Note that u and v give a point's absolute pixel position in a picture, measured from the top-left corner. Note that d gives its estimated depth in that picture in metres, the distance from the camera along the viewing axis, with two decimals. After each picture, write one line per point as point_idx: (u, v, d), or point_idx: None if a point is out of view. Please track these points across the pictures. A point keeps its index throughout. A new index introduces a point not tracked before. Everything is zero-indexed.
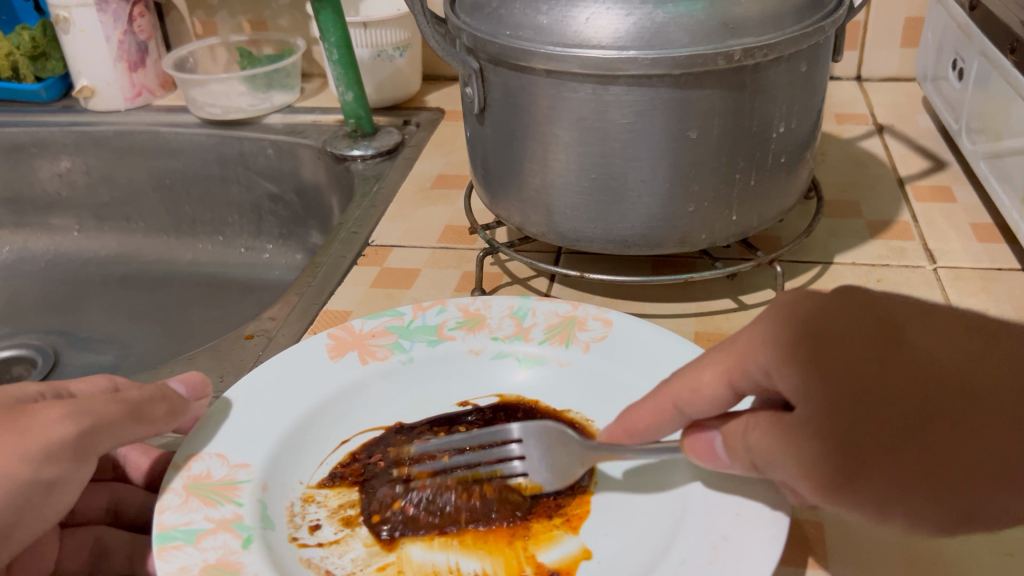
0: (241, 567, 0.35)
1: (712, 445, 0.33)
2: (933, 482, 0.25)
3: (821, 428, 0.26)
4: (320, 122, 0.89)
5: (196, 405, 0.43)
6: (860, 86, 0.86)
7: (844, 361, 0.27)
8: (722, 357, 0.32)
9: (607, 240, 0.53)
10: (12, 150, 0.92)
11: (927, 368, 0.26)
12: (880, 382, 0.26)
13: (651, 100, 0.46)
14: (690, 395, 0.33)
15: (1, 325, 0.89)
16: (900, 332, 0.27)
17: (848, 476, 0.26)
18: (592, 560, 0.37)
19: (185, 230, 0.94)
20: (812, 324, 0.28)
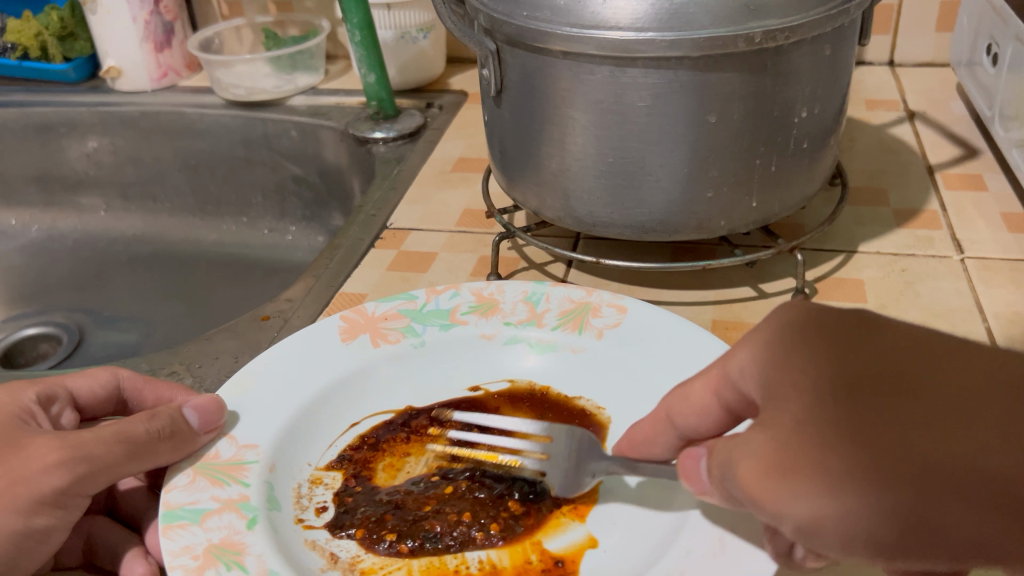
0: (244, 548, 0.35)
1: (699, 466, 0.29)
2: (890, 477, 0.23)
3: (795, 407, 0.25)
4: (343, 103, 0.88)
5: (202, 438, 0.40)
6: (892, 71, 0.84)
7: (868, 349, 0.25)
8: (709, 372, 0.32)
9: (624, 226, 0.52)
10: (40, 130, 0.93)
11: (891, 363, 0.24)
12: (885, 374, 0.24)
13: (669, 83, 0.45)
14: (679, 404, 0.33)
15: (30, 303, 0.91)
16: (874, 333, 0.26)
17: (789, 460, 0.24)
18: (597, 548, 0.37)
19: (210, 211, 0.94)
20: (791, 320, 0.28)
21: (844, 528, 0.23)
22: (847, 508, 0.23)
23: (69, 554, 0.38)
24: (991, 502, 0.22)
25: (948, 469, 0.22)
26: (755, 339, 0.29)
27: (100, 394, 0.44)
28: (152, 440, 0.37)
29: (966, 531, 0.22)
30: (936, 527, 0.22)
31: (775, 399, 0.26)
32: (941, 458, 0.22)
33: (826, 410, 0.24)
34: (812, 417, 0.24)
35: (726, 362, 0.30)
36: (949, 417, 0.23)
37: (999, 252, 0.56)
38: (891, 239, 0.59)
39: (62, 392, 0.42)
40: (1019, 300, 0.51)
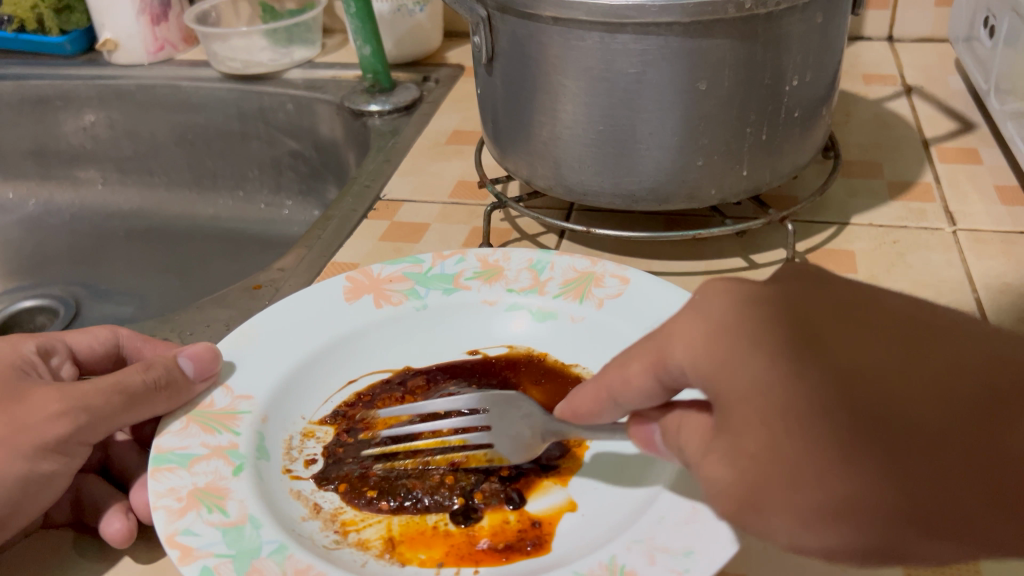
0: (228, 493, 0.35)
1: (652, 437, 0.31)
2: (859, 513, 0.22)
3: (756, 434, 0.23)
4: (340, 77, 0.88)
5: (197, 387, 0.40)
6: (891, 46, 0.84)
7: (813, 368, 0.23)
8: (647, 349, 0.28)
9: (614, 196, 0.52)
10: (37, 103, 0.93)
11: (841, 384, 0.23)
12: (837, 396, 0.23)
13: (660, 49, 0.45)
14: (620, 385, 0.30)
15: (28, 277, 0.91)
16: (819, 345, 0.24)
17: (759, 495, 0.23)
18: (576, 513, 0.36)
19: (207, 185, 0.94)
20: (733, 319, 0.25)
21: (815, 549, 0.23)
22: (821, 541, 0.23)
23: (59, 509, 0.38)
24: (961, 522, 0.21)
25: (918, 497, 0.21)
26: (693, 331, 0.26)
27: (98, 350, 0.44)
28: (149, 391, 0.38)
29: (938, 549, 0.22)
30: (905, 550, 0.22)
31: (731, 421, 0.24)
32: (911, 494, 0.21)
33: (789, 445, 0.23)
34: (776, 444, 0.23)
35: (663, 345, 0.27)
36: (909, 440, 0.22)
37: (992, 225, 0.56)
38: (883, 212, 0.58)
39: (61, 345, 0.42)
40: (1010, 271, 0.51)
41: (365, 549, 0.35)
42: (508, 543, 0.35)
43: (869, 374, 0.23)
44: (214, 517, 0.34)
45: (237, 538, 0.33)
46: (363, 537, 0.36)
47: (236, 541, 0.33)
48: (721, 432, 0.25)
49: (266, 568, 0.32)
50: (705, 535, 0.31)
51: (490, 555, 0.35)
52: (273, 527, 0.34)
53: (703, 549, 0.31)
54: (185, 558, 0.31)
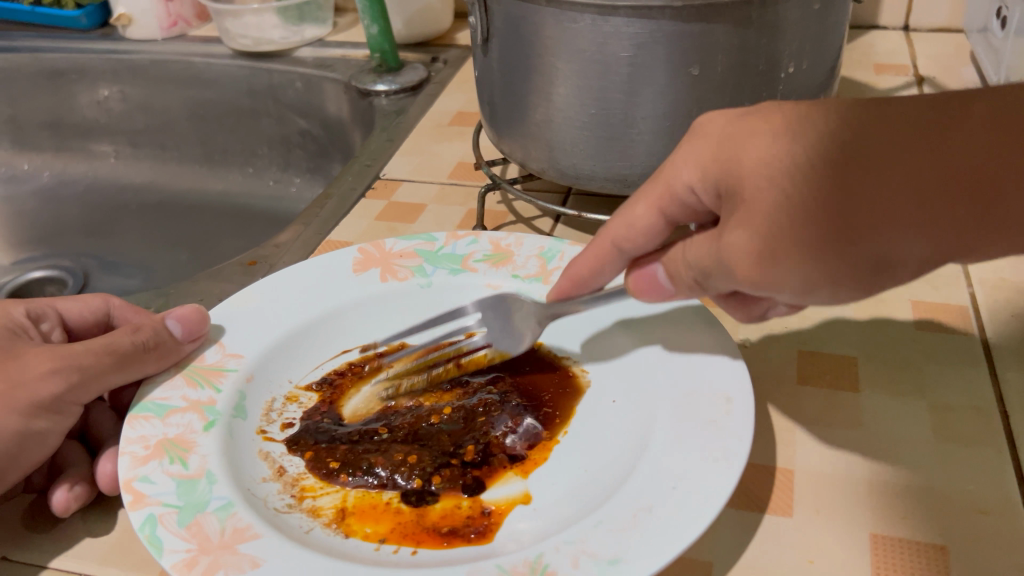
0: (193, 445, 0.36)
1: (653, 278, 0.36)
2: (856, 231, 0.27)
3: (766, 201, 0.29)
4: (349, 56, 0.88)
5: (188, 347, 0.42)
6: (905, 36, 0.83)
7: (799, 141, 0.29)
8: (651, 193, 0.35)
9: (606, 179, 0.52)
10: (53, 76, 0.94)
11: (823, 144, 0.28)
12: (825, 152, 0.28)
13: (651, 33, 0.45)
14: (625, 231, 0.37)
15: (41, 248, 0.92)
16: (803, 125, 0.29)
17: (775, 250, 0.29)
18: (528, 505, 0.35)
19: (217, 160, 0.94)
20: (721, 144, 0.31)
21: (824, 278, 0.28)
22: (829, 263, 0.28)
23: (36, 473, 0.38)
24: (931, 218, 0.27)
25: (899, 206, 0.27)
26: (690, 156, 0.33)
27: (89, 318, 0.43)
28: (138, 351, 0.40)
29: (920, 245, 0.27)
30: (894, 253, 0.27)
31: (742, 198, 0.30)
32: (867, 199, 0.27)
33: (780, 197, 0.28)
34: (786, 206, 0.28)
35: (672, 176, 0.34)
36: (884, 168, 0.27)
37: None
38: None
39: (50, 312, 0.42)
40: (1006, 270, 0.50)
41: (315, 516, 0.35)
42: (452, 527, 0.34)
43: (830, 134, 0.28)
44: (173, 467, 0.34)
45: (189, 490, 0.33)
46: (316, 505, 0.36)
47: (187, 493, 0.33)
48: (734, 213, 0.30)
49: (207, 523, 0.31)
50: (639, 546, 0.30)
51: (432, 537, 0.34)
52: (227, 484, 0.33)
53: (629, 558, 0.29)
54: (135, 504, 0.32)
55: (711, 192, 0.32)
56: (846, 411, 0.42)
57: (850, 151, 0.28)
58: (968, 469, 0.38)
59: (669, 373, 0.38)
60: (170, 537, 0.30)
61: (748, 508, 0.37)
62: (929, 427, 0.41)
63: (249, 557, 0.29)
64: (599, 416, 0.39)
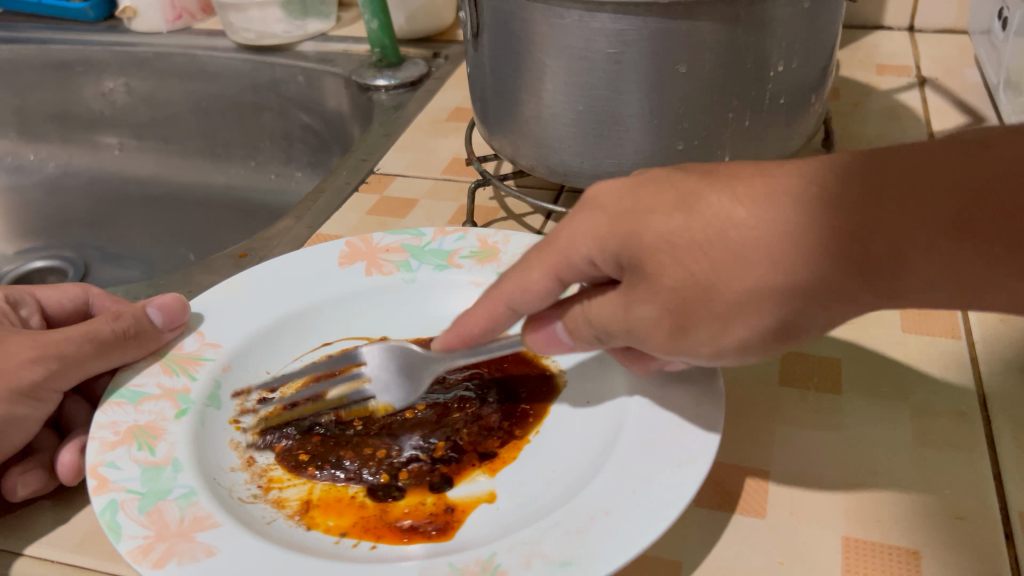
0: (162, 432, 0.37)
1: (554, 334, 0.34)
2: (759, 307, 0.26)
3: (670, 279, 0.28)
4: (351, 50, 0.88)
5: (168, 335, 0.42)
6: (910, 37, 0.82)
7: (701, 213, 0.27)
8: (546, 255, 0.31)
9: (594, 176, 0.51)
10: (59, 68, 0.94)
11: (729, 222, 0.26)
12: (727, 232, 0.26)
13: (639, 30, 0.44)
14: (519, 295, 0.33)
15: (45, 238, 0.93)
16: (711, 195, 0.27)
17: (691, 316, 0.28)
18: (492, 504, 0.35)
19: (220, 153, 0.95)
20: (619, 216, 0.29)
21: (739, 344, 0.28)
22: (739, 333, 0.27)
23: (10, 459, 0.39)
24: (838, 295, 0.25)
25: (801, 285, 0.25)
26: (590, 225, 0.30)
27: (68, 306, 0.43)
28: (118, 340, 0.40)
29: (827, 316, 0.26)
30: (803, 321, 0.26)
31: (645, 271, 0.28)
32: (768, 279, 0.26)
33: (681, 277, 0.27)
34: (688, 283, 0.27)
35: (566, 249, 0.31)
36: (789, 249, 0.25)
37: None
38: None
39: (29, 300, 0.42)
40: None
41: (279, 508, 0.35)
42: (414, 521, 0.34)
43: (740, 210, 0.26)
44: (140, 454, 0.35)
45: (153, 477, 0.34)
46: (282, 497, 0.36)
47: (151, 480, 0.33)
48: (638, 286, 0.29)
49: (167, 510, 0.32)
50: (591, 550, 0.29)
51: (392, 532, 0.34)
52: (192, 473, 0.34)
53: (582, 561, 0.29)
54: (99, 488, 0.33)
55: (614, 266, 0.30)
56: (825, 412, 0.42)
57: (817, 194, 0.25)
58: (946, 474, 0.38)
59: (645, 378, 0.38)
60: (128, 522, 0.31)
61: (720, 507, 0.37)
62: (910, 431, 0.40)
63: (205, 545, 0.30)
64: (571, 416, 0.39)
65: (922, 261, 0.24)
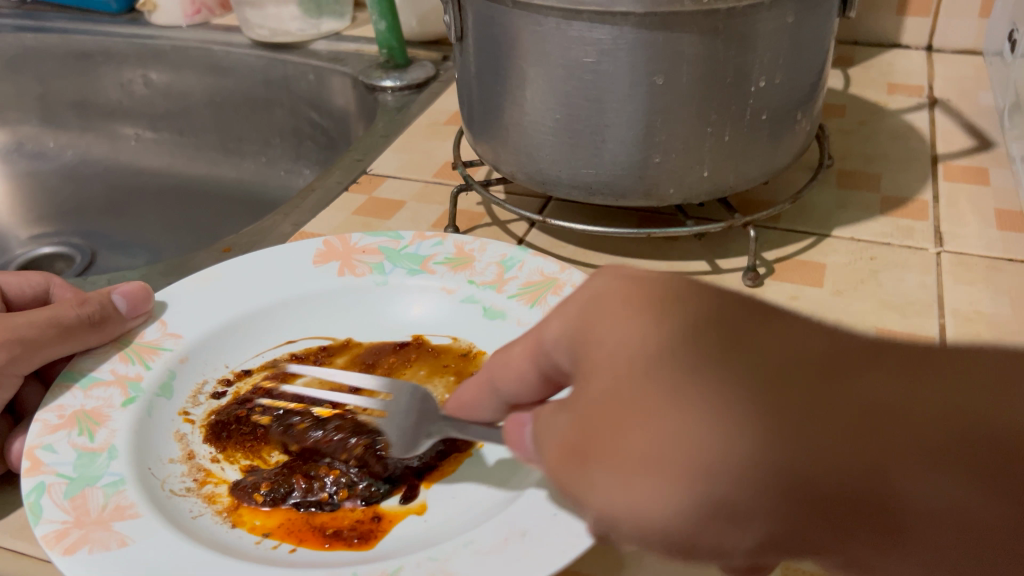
0: (106, 420, 0.38)
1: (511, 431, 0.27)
2: (680, 468, 0.20)
3: (610, 381, 0.22)
4: (363, 51, 0.89)
5: (130, 322, 0.43)
6: (928, 57, 0.80)
7: (675, 329, 0.22)
8: (531, 333, 0.28)
9: (571, 186, 0.51)
10: (80, 58, 0.96)
11: (708, 347, 0.21)
12: (700, 363, 0.21)
13: (615, 40, 0.44)
14: (504, 369, 0.30)
15: (58, 225, 0.95)
16: (695, 312, 0.22)
17: (595, 439, 0.21)
18: (419, 517, 0.36)
19: (232, 148, 0.95)
20: (596, 299, 0.25)
21: (631, 522, 0.21)
22: (638, 499, 0.20)
23: None
24: (782, 502, 0.19)
25: (750, 459, 0.19)
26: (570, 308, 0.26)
27: (29, 293, 0.44)
28: (82, 325, 0.41)
29: (753, 527, 0.20)
30: (722, 519, 0.20)
31: (590, 376, 0.23)
32: (718, 435, 0.20)
33: (625, 388, 0.21)
34: (623, 395, 0.21)
35: (545, 326, 0.27)
36: (759, 414, 0.20)
37: (981, 250, 0.53)
38: (869, 226, 0.56)
39: None
40: (985, 302, 0.48)
41: (210, 503, 0.37)
42: (337, 530, 0.36)
43: (726, 344, 0.21)
44: (79, 439, 0.37)
45: (87, 463, 0.36)
46: (215, 492, 0.38)
47: (84, 466, 0.35)
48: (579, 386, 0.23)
49: (93, 497, 0.34)
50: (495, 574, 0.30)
51: (315, 537, 0.35)
52: (126, 462, 0.36)
53: None
54: (32, 470, 0.35)
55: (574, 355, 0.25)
56: None
57: (815, 366, 0.20)
58: None
59: None
60: (51, 506, 0.33)
61: None
62: None
63: (119, 535, 0.32)
64: None
65: (848, 510, 0.19)
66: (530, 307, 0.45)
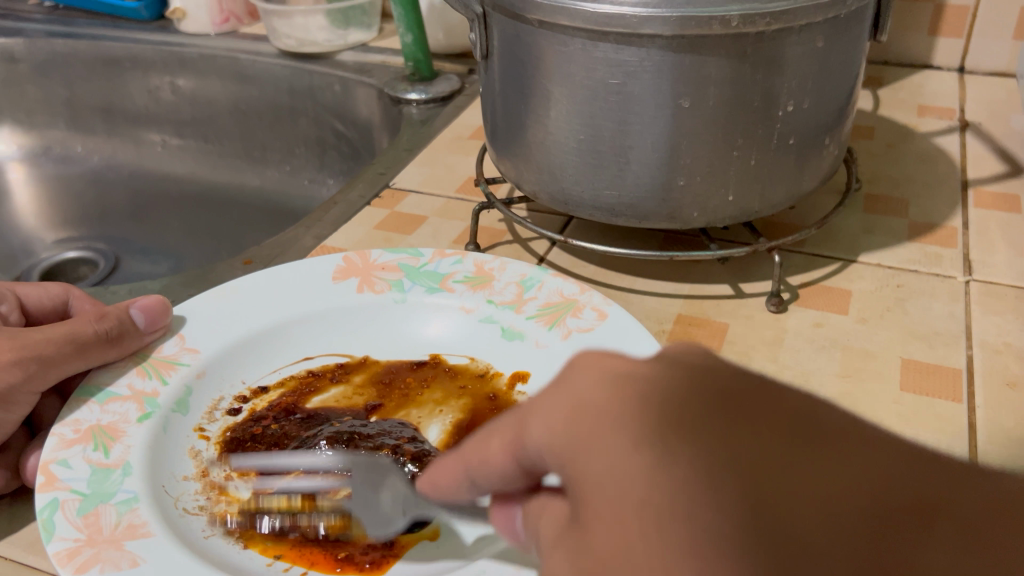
0: (122, 436, 0.38)
1: (513, 521, 0.26)
2: None
3: (616, 536, 0.20)
4: (389, 62, 0.89)
5: (148, 336, 0.43)
6: (960, 78, 0.79)
7: (679, 468, 0.20)
8: (505, 425, 0.25)
9: (594, 207, 0.50)
10: (109, 64, 0.97)
11: (710, 484, 0.19)
12: (717, 519, 0.19)
13: (641, 61, 0.43)
14: (476, 464, 0.26)
15: (84, 228, 0.96)
16: (691, 433, 0.20)
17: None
18: (433, 542, 0.36)
19: (256, 156, 0.96)
20: (584, 405, 0.22)
21: None
22: None
23: None
24: None
25: None
26: (547, 407, 0.23)
27: (47, 304, 0.45)
28: (99, 341, 0.41)
29: None
30: None
31: (586, 513, 0.21)
32: None
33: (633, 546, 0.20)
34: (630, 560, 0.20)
35: (523, 423, 0.23)
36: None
37: (1011, 279, 0.52)
38: (896, 252, 0.55)
39: (10, 297, 0.43)
40: (1014, 333, 0.47)
41: (223, 522, 0.37)
42: (348, 554, 0.36)
43: (735, 479, 0.19)
44: (94, 455, 0.37)
45: (101, 480, 0.36)
46: (228, 510, 0.38)
47: (98, 483, 0.35)
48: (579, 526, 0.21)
49: (106, 514, 0.34)
50: None
51: (327, 561, 0.35)
52: (140, 479, 0.36)
53: None
54: (45, 486, 0.35)
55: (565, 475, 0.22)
56: None
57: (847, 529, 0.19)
58: None
59: None
60: (64, 524, 0.33)
61: None
62: None
63: (130, 554, 0.32)
64: None
65: None
66: (549, 329, 0.45)
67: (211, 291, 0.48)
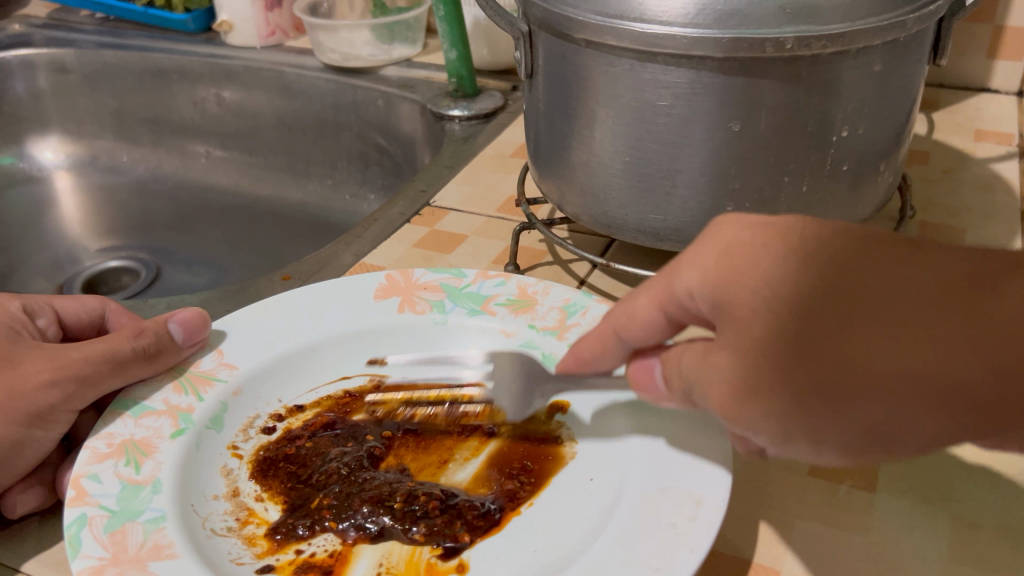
0: (154, 451, 0.38)
1: (651, 374, 0.31)
2: (836, 384, 0.22)
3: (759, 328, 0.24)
4: (433, 78, 0.89)
5: (185, 350, 0.43)
6: (1019, 102, 0.76)
7: (809, 269, 0.24)
8: (655, 283, 0.30)
9: (638, 231, 0.49)
10: (157, 76, 0.98)
11: (832, 279, 0.24)
12: (844, 297, 0.23)
13: (691, 83, 0.42)
14: (626, 321, 0.32)
15: (127, 237, 0.97)
16: (811, 256, 0.25)
17: (756, 375, 0.24)
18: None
19: (300, 170, 0.96)
20: (731, 250, 0.27)
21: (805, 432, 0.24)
22: (806, 418, 0.23)
23: None
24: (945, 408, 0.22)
25: (900, 378, 0.22)
26: (702, 257, 0.28)
27: (84, 317, 0.45)
28: (136, 358, 0.40)
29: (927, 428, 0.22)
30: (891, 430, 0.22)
31: (732, 321, 0.25)
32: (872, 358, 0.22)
33: (770, 334, 0.24)
34: (774, 339, 0.24)
35: (673, 275, 0.29)
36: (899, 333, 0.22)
37: None
38: None
39: (47, 310, 0.43)
40: None
41: (249, 546, 0.36)
42: None
43: (850, 267, 0.24)
44: (125, 470, 0.36)
45: (130, 497, 0.35)
46: (254, 533, 0.37)
47: (127, 499, 0.35)
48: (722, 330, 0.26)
49: (133, 532, 0.33)
50: None
51: None
52: (169, 497, 0.36)
53: None
54: (75, 501, 0.34)
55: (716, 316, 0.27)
56: (854, 511, 0.38)
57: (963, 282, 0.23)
58: None
59: (647, 467, 0.36)
60: (90, 540, 0.33)
61: None
62: (945, 545, 0.36)
63: None
64: (570, 493, 0.38)
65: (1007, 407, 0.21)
66: None
67: (247, 307, 0.47)
